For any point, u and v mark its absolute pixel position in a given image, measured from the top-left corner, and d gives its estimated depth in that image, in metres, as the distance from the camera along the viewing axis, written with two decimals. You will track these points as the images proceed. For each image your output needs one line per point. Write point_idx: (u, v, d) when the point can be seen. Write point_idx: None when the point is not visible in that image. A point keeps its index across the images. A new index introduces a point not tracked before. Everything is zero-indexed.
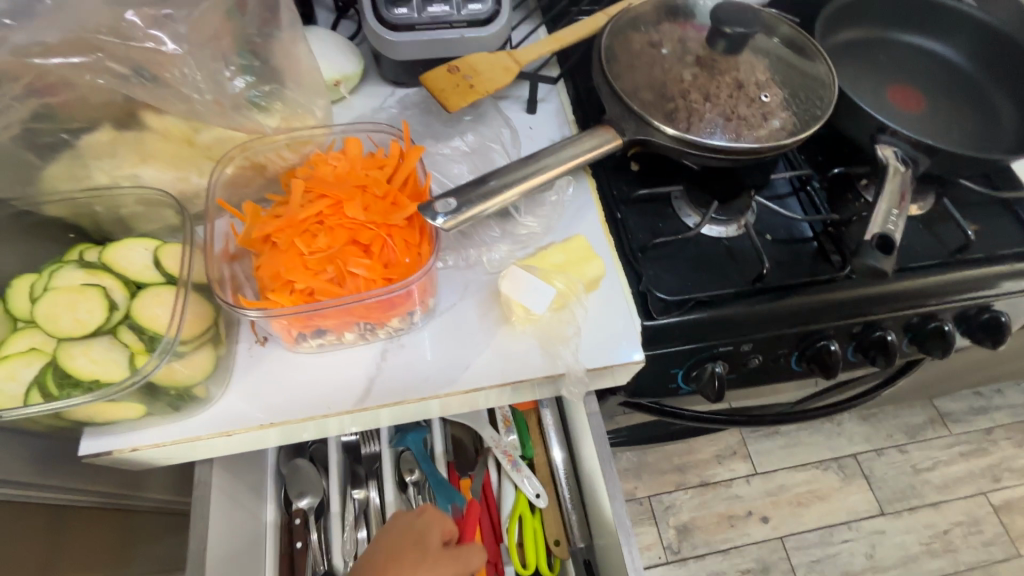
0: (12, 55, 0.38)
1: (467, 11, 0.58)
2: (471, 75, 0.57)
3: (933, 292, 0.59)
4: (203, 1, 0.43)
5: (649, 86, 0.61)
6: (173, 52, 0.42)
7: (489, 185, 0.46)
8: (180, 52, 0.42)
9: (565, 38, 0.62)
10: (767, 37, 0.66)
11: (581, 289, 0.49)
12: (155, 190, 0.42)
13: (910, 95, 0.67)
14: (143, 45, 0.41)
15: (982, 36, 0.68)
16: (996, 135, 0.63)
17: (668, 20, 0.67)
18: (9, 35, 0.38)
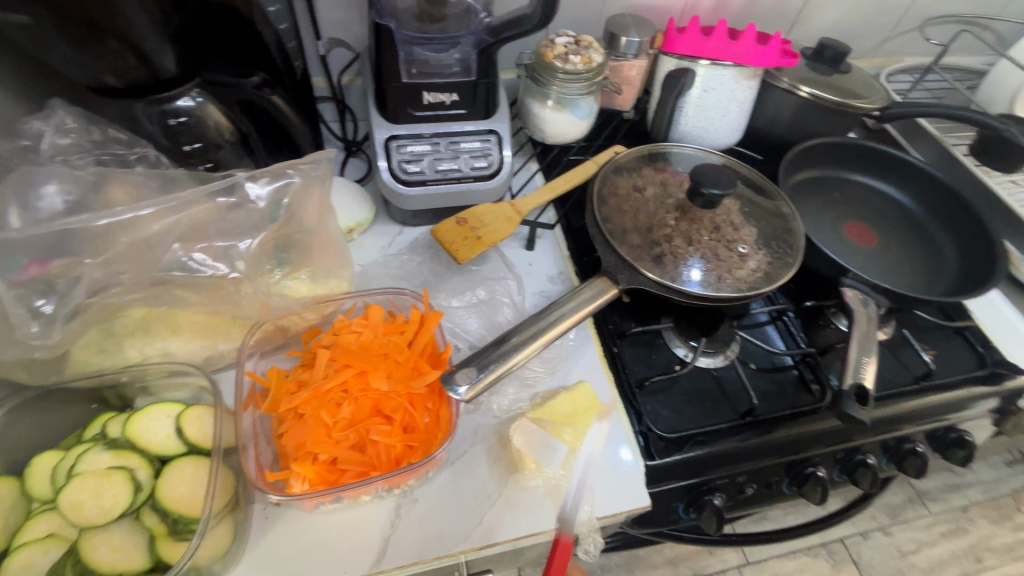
0: (90, 292, 0.42)
1: (473, 169, 0.63)
2: (478, 227, 0.62)
3: (903, 417, 0.64)
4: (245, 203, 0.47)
5: (637, 230, 0.67)
6: (232, 277, 0.46)
7: (504, 346, 0.49)
8: (239, 276, 0.47)
9: (560, 187, 0.68)
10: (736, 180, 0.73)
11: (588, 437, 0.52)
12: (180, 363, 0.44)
13: (863, 230, 0.76)
14: (205, 271, 0.45)
15: (921, 179, 0.78)
16: (941, 272, 0.72)
17: (649, 165, 0.74)
18: (85, 272, 0.41)
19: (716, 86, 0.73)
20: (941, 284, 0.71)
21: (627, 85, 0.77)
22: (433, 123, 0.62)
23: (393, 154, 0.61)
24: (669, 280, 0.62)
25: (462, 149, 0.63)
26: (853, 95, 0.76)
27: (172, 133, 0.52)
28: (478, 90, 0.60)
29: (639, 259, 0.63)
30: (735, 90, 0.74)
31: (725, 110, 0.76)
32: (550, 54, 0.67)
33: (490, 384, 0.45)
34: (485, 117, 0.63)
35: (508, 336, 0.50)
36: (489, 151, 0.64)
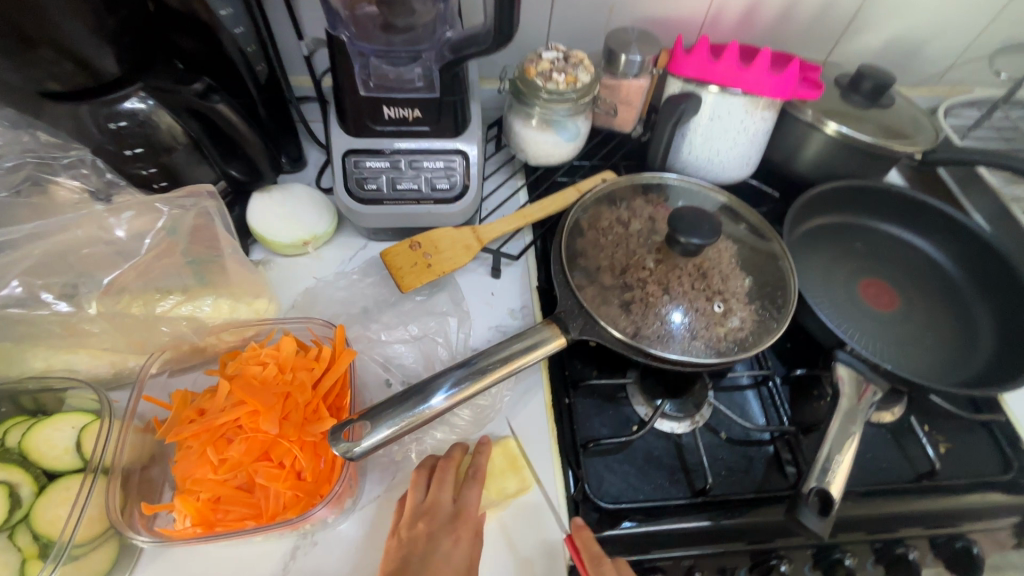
0: None
1: (434, 191, 0.59)
2: (431, 253, 0.58)
3: (898, 518, 0.56)
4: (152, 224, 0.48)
5: (611, 269, 0.61)
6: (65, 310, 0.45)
7: (420, 394, 0.44)
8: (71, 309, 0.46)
9: (531, 215, 0.64)
10: (734, 222, 0.66)
11: (487, 502, 0.50)
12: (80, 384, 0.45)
13: (883, 291, 0.66)
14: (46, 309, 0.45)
15: (965, 238, 0.67)
16: (972, 352, 0.62)
17: (642, 196, 0.68)
18: None
19: (722, 113, 0.65)
20: (971, 366, 0.61)
21: (626, 104, 0.70)
22: (397, 137, 0.58)
23: (349, 169, 0.58)
24: (632, 334, 0.56)
25: (424, 169, 0.59)
26: (888, 135, 0.66)
27: (118, 137, 0.50)
28: (443, 107, 0.56)
29: (604, 305, 0.57)
30: (745, 120, 0.66)
31: (732, 142, 0.68)
32: (533, 70, 0.61)
33: (472, 393, 0.45)
34: (454, 135, 0.59)
35: (508, 341, 0.49)
36: (453, 173, 0.59)
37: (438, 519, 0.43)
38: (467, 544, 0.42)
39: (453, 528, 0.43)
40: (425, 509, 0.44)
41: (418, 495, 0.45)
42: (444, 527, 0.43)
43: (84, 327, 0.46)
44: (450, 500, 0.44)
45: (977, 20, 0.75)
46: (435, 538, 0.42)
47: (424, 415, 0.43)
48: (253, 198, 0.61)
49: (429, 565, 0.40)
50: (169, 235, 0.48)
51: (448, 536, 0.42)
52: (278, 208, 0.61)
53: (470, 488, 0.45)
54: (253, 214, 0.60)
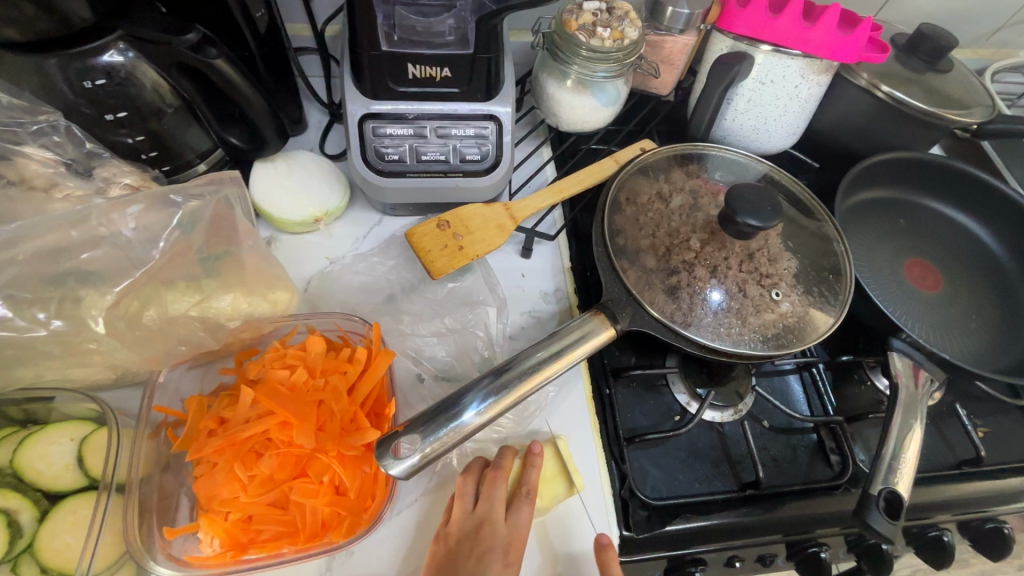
0: None
1: (463, 162, 0.53)
2: (462, 234, 0.52)
3: (941, 504, 0.55)
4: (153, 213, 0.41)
5: (654, 250, 0.56)
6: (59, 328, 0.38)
7: (463, 403, 0.39)
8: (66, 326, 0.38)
9: (567, 190, 0.58)
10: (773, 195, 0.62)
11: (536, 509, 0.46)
12: (78, 396, 0.39)
13: (927, 271, 0.63)
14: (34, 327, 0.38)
15: (1013, 214, 0.64)
16: (1017, 334, 0.60)
17: (681, 167, 0.62)
18: None
19: (775, 75, 0.60)
20: (1016, 348, 0.59)
21: (668, 64, 0.63)
22: (421, 101, 0.51)
23: (367, 137, 0.51)
24: (682, 322, 0.52)
25: (452, 137, 0.52)
26: (947, 103, 0.62)
27: (95, 97, 0.42)
28: (476, 66, 0.49)
29: (648, 289, 0.53)
30: (799, 85, 0.60)
31: (782, 109, 0.62)
32: (574, 23, 0.54)
33: (508, 404, 0.40)
34: (486, 98, 0.52)
35: (534, 346, 0.44)
36: (484, 142, 0.53)
37: (488, 539, 0.40)
38: (516, 569, 0.40)
39: (503, 550, 0.40)
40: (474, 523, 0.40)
41: (467, 501, 0.42)
42: (494, 548, 0.40)
43: (86, 343, 0.39)
44: (501, 516, 0.41)
45: None
46: (486, 559, 0.39)
47: (459, 433, 0.39)
48: (256, 168, 0.53)
49: None
50: (180, 227, 0.42)
51: (498, 559, 0.39)
52: (285, 181, 0.53)
53: (521, 507, 0.42)
54: (256, 187, 0.53)
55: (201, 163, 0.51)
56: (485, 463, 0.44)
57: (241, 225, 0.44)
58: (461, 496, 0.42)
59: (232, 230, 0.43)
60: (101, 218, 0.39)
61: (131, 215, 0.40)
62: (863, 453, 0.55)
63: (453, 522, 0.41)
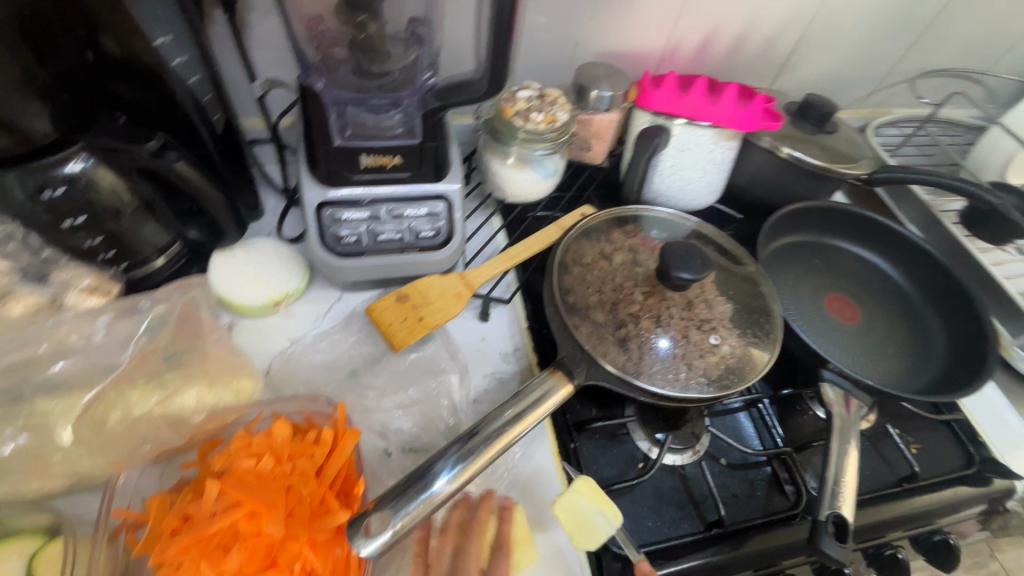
0: None
1: (418, 239, 0.56)
2: (421, 305, 0.55)
3: (892, 523, 0.58)
4: (112, 319, 0.42)
5: (601, 306, 0.61)
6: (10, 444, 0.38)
7: (433, 474, 0.41)
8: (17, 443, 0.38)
9: (517, 257, 0.62)
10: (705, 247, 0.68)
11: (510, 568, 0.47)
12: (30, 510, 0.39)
13: (845, 304, 0.71)
14: None
15: (907, 249, 0.74)
16: (927, 355, 0.67)
17: (618, 228, 0.69)
18: None
19: (691, 143, 0.67)
20: (929, 369, 0.66)
21: (598, 138, 0.70)
22: (376, 186, 0.54)
23: (324, 222, 0.54)
24: (632, 370, 0.56)
25: (406, 217, 0.56)
26: (837, 158, 0.71)
27: (52, 207, 0.43)
28: (425, 154, 0.54)
29: (600, 343, 0.58)
30: (713, 151, 0.68)
31: (702, 171, 0.70)
32: (510, 109, 0.60)
33: (477, 469, 0.42)
34: (435, 179, 0.56)
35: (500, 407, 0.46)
36: (437, 219, 0.57)
37: None
38: None
39: None
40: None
41: (449, 560, 0.45)
42: None
43: (52, 453, 0.39)
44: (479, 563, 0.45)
45: (897, 49, 0.82)
46: None
47: (432, 502, 0.40)
48: (215, 257, 0.55)
49: None
50: (151, 331, 0.43)
51: None
52: (245, 269, 0.55)
53: (498, 558, 0.45)
54: (216, 275, 0.54)
55: (159, 257, 0.53)
56: (464, 513, 0.48)
57: (207, 318, 0.46)
58: (438, 551, 0.46)
59: (197, 327, 0.45)
60: (72, 329, 0.41)
61: (101, 324, 0.42)
62: (813, 480, 0.59)
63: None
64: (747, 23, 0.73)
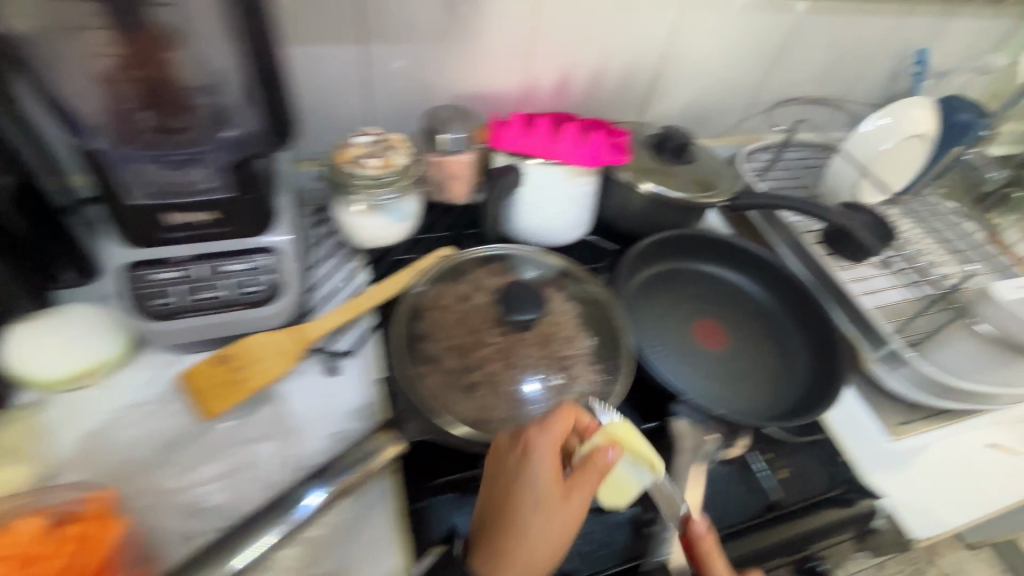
0: None
1: (245, 294, 0.53)
2: (244, 366, 0.52)
3: (755, 556, 0.57)
4: None
5: (453, 351, 0.59)
6: None
7: (261, 521, 0.45)
8: None
9: (360, 305, 0.60)
10: (569, 284, 0.67)
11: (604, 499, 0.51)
12: None
13: (713, 330, 0.71)
14: None
15: (771, 270, 0.75)
16: (793, 377, 0.67)
17: (481, 268, 0.67)
18: None
19: (547, 182, 0.66)
20: (794, 390, 0.66)
21: (455, 179, 0.68)
22: (193, 245, 0.52)
23: (136, 283, 0.51)
24: (476, 422, 0.54)
25: (229, 273, 0.53)
26: (700, 186, 0.72)
27: None
28: (244, 206, 0.51)
29: (445, 392, 0.55)
30: (567, 188, 0.68)
31: (560, 207, 0.69)
32: (347, 154, 0.59)
33: (344, 487, 0.47)
34: (260, 232, 0.54)
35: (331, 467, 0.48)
36: (264, 273, 0.54)
37: (522, 440, 0.51)
38: (553, 480, 0.49)
39: (521, 452, 0.50)
40: (523, 511, 0.48)
41: (525, 479, 0.49)
42: (516, 450, 0.50)
43: None
44: (524, 470, 0.49)
45: (755, 77, 0.86)
46: (507, 450, 0.51)
47: (299, 520, 0.46)
48: (14, 330, 0.50)
49: (495, 478, 0.50)
50: None
51: (526, 473, 0.49)
52: (48, 343, 0.51)
53: (552, 423, 0.51)
54: (12, 349, 0.50)
55: None
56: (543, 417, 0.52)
57: None
58: (530, 463, 0.49)
59: None
60: None
61: None
62: None
63: (501, 490, 0.49)
64: (601, 61, 0.75)
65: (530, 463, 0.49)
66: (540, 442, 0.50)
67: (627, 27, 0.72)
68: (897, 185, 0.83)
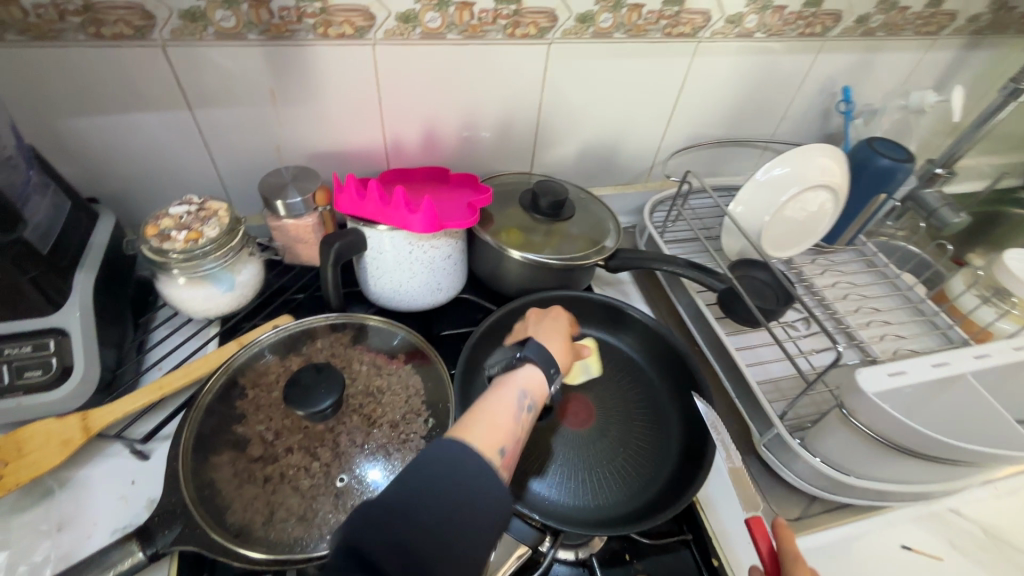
0: None
1: (26, 380, 0.51)
2: (8, 460, 0.49)
3: None
4: None
5: (260, 437, 0.54)
6: None
7: None
8: None
9: (171, 383, 0.57)
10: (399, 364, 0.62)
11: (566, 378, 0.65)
12: None
13: (581, 406, 0.63)
14: None
15: (650, 336, 0.69)
16: (661, 458, 0.59)
17: (322, 338, 0.63)
18: None
19: (390, 247, 0.63)
20: (661, 476, 0.58)
21: (303, 242, 0.67)
22: None
23: None
24: (261, 523, 0.49)
25: (10, 358, 0.50)
26: (585, 247, 0.68)
27: None
28: (19, 289, 0.49)
29: (238, 484, 0.50)
30: (412, 251, 0.63)
31: (409, 272, 0.64)
32: (153, 227, 0.56)
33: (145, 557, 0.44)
34: (50, 312, 0.51)
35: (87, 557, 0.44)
36: (50, 357, 0.51)
37: (535, 317, 0.64)
38: (556, 328, 0.61)
39: (545, 316, 0.63)
40: (548, 340, 0.59)
41: (558, 324, 0.62)
42: (536, 320, 0.63)
43: None
44: (556, 318, 0.63)
45: (657, 121, 0.79)
46: (538, 316, 0.64)
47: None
48: None
49: (547, 325, 0.62)
50: None
51: (560, 325, 0.62)
52: None
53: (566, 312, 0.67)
54: None
55: None
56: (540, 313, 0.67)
57: None
58: (549, 317, 0.63)
59: None
60: None
61: None
62: None
63: (538, 328, 0.61)
64: (469, 113, 0.71)
65: (562, 318, 0.63)
66: (563, 312, 0.65)
67: (491, 76, 0.67)
68: (808, 243, 0.78)
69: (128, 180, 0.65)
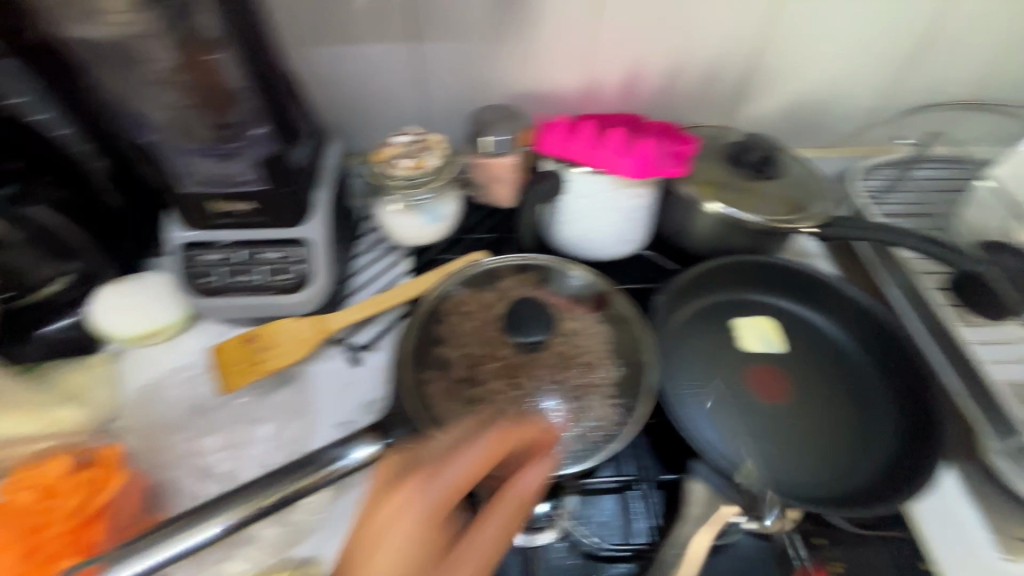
0: None
1: (275, 280, 0.57)
2: (266, 347, 0.57)
3: None
4: None
5: (462, 361, 0.57)
6: None
7: (257, 485, 0.45)
8: None
9: (385, 302, 0.62)
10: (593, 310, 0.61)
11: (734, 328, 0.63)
12: None
13: (774, 380, 0.60)
14: None
15: (858, 315, 0.62)
16: (869, 449, 0.55)
17: (515, 275, 0.63)
18: None
19: (586, 192, 0.61)
20: (870, 468, 0.54)
21: (498, 181, 0.66)
22: (235, 231, 0.57)
23: (164, 250, 0.58)
24: None
25: (264, 259, 0.57)
26: (783, 210, 0.62)
27: None
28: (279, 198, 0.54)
29: (446, 400, 0.54)
30: (612, 198, 0.62)
31: (604, 219, 0.63)
32: (383, 153, 0.60)
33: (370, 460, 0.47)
34: (294, 222, 0.57)
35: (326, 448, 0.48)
36: (295, 262, 0.57)
37: (444, 448, 0.42)
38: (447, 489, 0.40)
39: (441, 456, 0.41)
40: (422, 513, 0.39)
41: (456, 476, 0.41)
42: (446, 462, 0.41)
43: None
44: (457, 467, 0.41)
45: (883, 76, 0.70)
46: (436, 460, 0.41)
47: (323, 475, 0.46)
48: (104, 290, 0.58)
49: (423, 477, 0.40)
50: None
51: (453, 472, 0.41)
52: (127, 302, 0.58)
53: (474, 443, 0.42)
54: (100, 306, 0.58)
55: (53, 283, 0.57)
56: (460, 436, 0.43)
57: None
58: (456, 459, 0.41)
59: None
60: None
61: None
62: None
63: (421, 479, 0.40)
64: (676, 56, 0.66)
65: (462, 469, 0.41)
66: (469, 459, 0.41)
67: (708, 16, 0.62)
68: None
69: (348, 110, 0.70)
